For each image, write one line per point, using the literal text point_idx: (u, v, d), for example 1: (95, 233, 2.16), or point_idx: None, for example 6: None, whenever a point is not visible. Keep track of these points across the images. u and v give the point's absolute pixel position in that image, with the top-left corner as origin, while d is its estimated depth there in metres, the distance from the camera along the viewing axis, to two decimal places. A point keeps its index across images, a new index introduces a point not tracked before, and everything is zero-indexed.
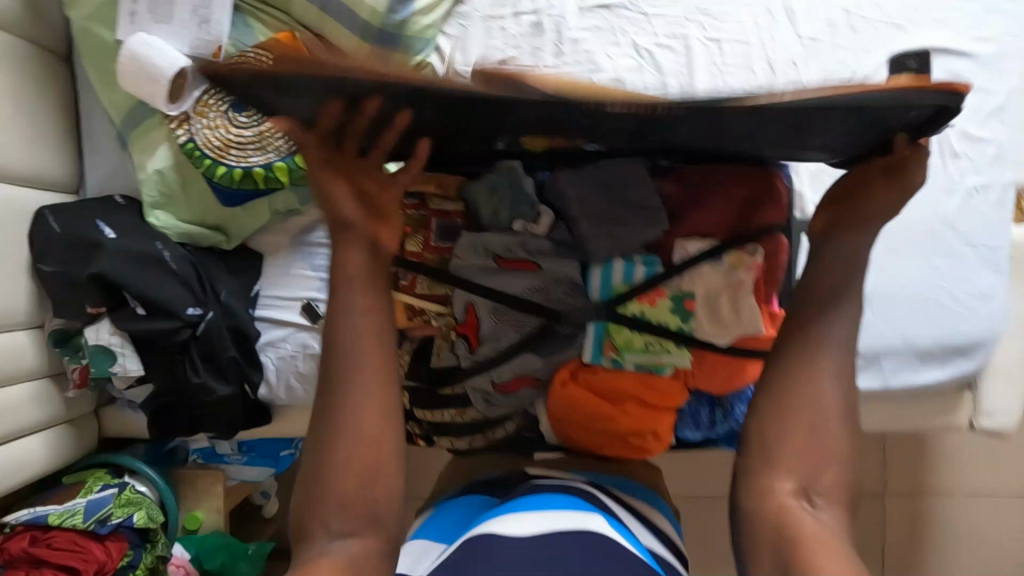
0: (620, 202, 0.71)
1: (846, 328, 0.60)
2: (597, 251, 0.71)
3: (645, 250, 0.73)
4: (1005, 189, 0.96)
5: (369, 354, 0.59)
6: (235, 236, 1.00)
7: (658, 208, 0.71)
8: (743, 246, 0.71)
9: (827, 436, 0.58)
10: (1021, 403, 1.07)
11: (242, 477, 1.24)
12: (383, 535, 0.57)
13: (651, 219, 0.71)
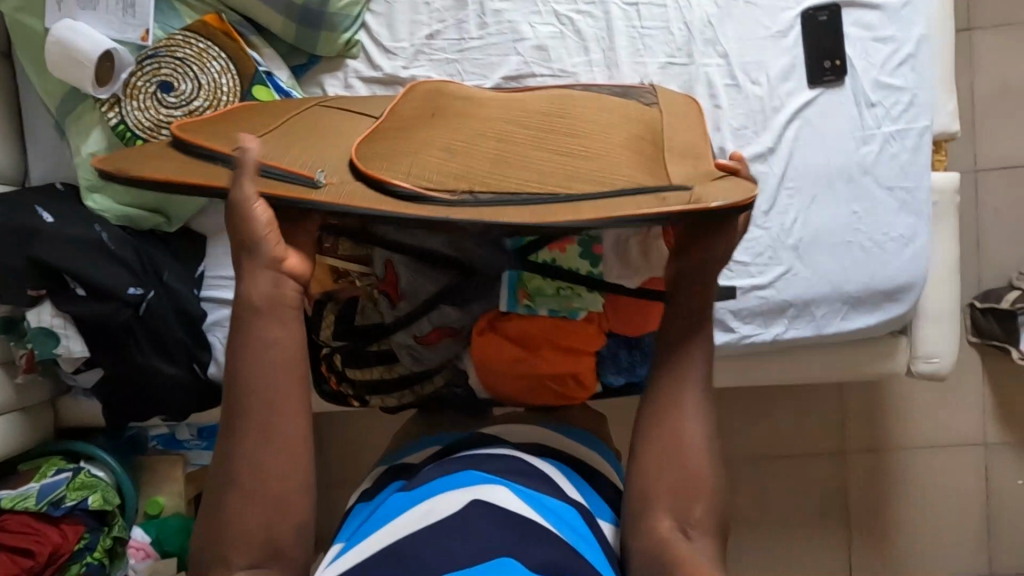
0: None
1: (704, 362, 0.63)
2: None
3: None
4: (921, 135, 1.00)
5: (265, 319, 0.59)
6: (176, 218, 1.02)
7: None
8: None
9: (695, 468, 0.61)
10: (955, 344, 1.10)
11: (202, 462, 1.26)
12: (299, 478, 0.58)
13: None
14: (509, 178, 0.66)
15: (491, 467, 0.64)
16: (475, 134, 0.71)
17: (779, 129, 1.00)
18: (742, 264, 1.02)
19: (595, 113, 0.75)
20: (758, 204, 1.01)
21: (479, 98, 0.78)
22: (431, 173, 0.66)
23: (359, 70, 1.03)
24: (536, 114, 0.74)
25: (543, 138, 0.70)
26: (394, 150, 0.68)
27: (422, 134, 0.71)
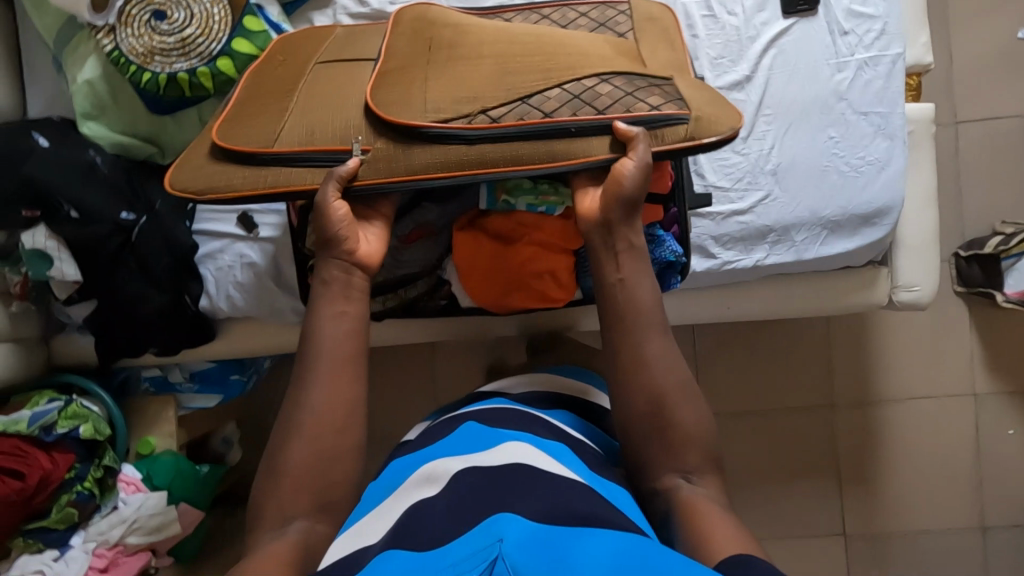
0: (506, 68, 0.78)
1: (652, 289, 0.72)
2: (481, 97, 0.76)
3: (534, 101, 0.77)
4: (893, 62, 1.02)
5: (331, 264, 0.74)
6: (167, 148, 1.05)
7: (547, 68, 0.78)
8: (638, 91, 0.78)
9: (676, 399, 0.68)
10: (935, 273, 1.11)
11: (194, 406, 1.27)
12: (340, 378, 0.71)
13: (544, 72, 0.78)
14: (516, 108, 0.76)
15: (491, 419, 0.72)
16: (475, 65, 0.79)
17: (755, 58, 1.03)
18: (722, 190, 1.04)
19: (576, 42, 0.80)
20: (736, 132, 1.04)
21: (475, 33, 0.83)
22: (446, 108, 0.76)
23: (347, 7, 1.06)
24: (523, 40, 0.81)
25: (535, 64, 0.79)
26: (408, 93, 0.78)
27: (427, 70, 0.79)
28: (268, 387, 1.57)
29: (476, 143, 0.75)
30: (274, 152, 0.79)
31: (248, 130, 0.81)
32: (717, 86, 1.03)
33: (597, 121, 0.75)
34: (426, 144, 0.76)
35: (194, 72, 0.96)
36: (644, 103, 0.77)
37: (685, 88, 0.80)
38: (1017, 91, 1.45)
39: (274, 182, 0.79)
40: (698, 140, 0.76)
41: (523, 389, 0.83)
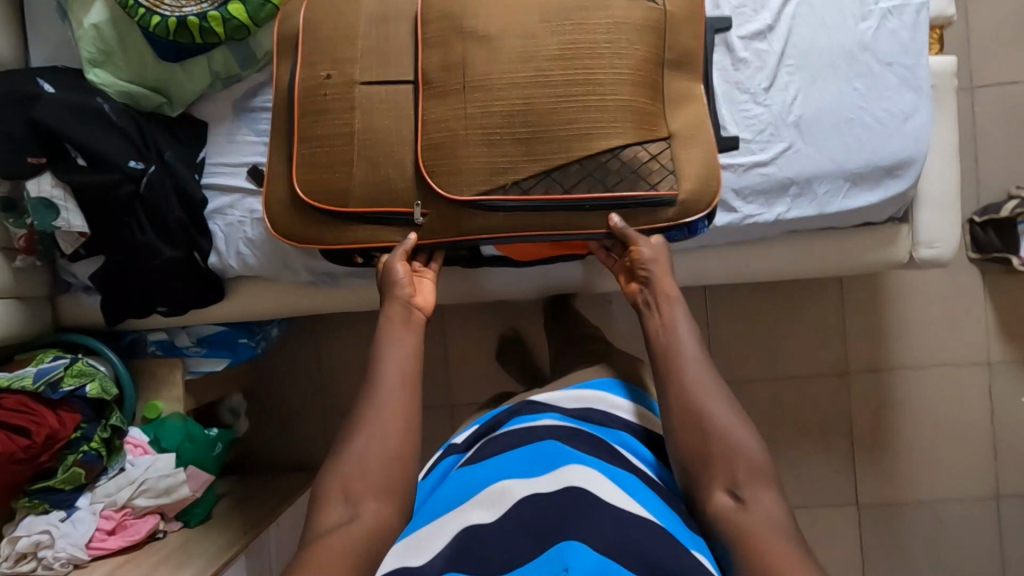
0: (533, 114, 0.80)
1: (693, 346, 0.78)
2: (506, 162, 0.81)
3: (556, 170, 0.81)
4: (918, 12, 1.01)
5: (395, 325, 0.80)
6: (176, 99, 1.02)
7: (569, 124, 0.80)
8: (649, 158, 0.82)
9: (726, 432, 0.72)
10: (958, 228, 1.10)
11: (201, 370, 1.24)
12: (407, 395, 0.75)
13: (567, 132, 0.80)
14: (539, 178, 0.81)
15: (563, 435, 0.78)
16: (504, 123, 0.80)
17: (777, 7, 1.01)
18: (744, 141, 1.02)
19: (599, 86, 0.80)
20: (759, 82, 1.02)
21: (504, 53, 0.80)
22: (479, 177, 0.81)
23: None
24: (550, 86, 0.80)
25: (558, 127, 0.80)
26: (441, 151, 0.81)
27: (460, 126, 0.80)
28: (277, 358, 1.55)
29: (510, 214, 0.82)
30: (352, 211, 0.83)
31: (323, 181, 0.83)
32: (737, 36, 1.02)
33: (607, 200, 0.81)
34: (467, 216, 0.82)
35: (205, 16, 0.94)
36: (645, 182, 0.82)
37: (684, 151, 0.83)
38: None
39: (350, 237, 0.84)
40: (687, 219, 0.83)
41: (579, 403, 0.87)
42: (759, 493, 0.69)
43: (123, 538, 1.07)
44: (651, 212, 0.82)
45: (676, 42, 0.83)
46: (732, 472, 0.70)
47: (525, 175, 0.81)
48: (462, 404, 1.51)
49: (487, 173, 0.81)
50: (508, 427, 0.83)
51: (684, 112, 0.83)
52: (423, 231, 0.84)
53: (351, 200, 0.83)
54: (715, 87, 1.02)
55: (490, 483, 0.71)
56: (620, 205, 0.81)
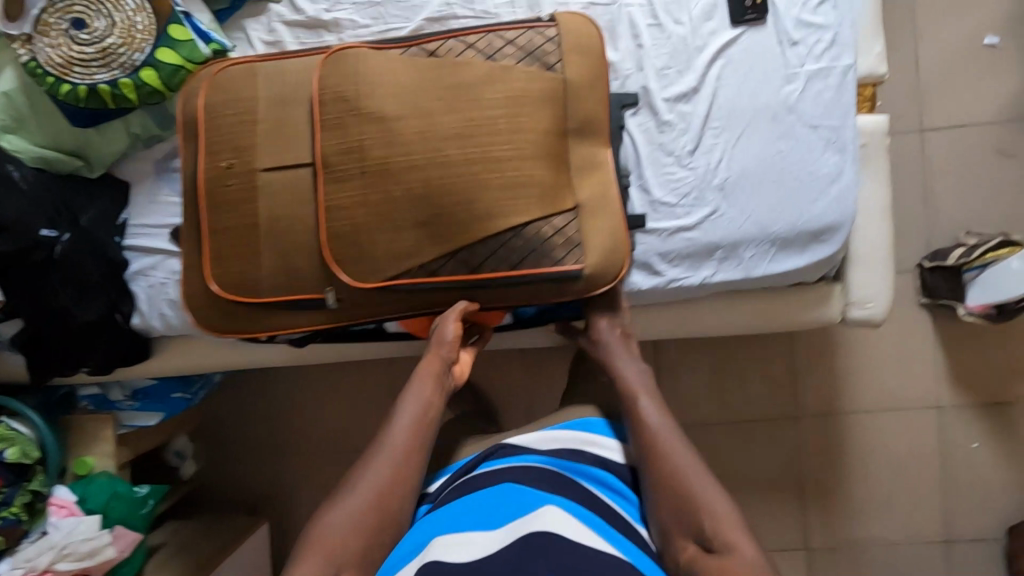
0: (428, 192, 0.73)
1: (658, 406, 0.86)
2: (404, 241, 0.73)
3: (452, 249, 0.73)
4: (845, 73, 0.99)
5: (425, 387, 0.85)
6: (96, 162, 1.01)
7: (468, 202, 0.72)
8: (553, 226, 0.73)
9: (701, 488, 0.80)
10: (890, 287, 1.09)
11: (135, 423, 1.23)
12: None
13: (465, 210, 0.72)
14: (437, 258, 0.73)
15: (540, 480, 0.80)
16: (404, 208, 0.73)
17: (702, 68, 0.99)
18: (668, 205, 1.01)
19: (496, 159, 0.73)
20: (683, 145, 1.00)
21: (400, 132, 0.73)
22: (377, 259, 0.74)
23: (281, 13, 1.03)
24: (450, 166, 0.73)
25: (458, 206, 0.72)
26: (334, 234, 0.74)
27: (358, 213, 0.73)
28: (226, 399, 1.54)
29: (418, 296, 0.75)
30: (265, 299, 0.76)
31: (236, 266, 0.76)
32: (661, 98, 1.00)
33: (512, 277, 0.73)
34: (366, 300, 0.75)
35: (116, 83, 0.93)
36: (549, 259, 0.73)
37: (590, 222, 0.74)
38: (985, 99, 1.42)
39: (262, 321, 0.77)
40: (594, 293, 0.75)
41: (569, 441, 0.88)
42: (732, 541, 0.75)
43: None
44: (563, 289, 0.74)
45: (577, 110, 0.75)
46: (699, 523, 0.77)
47: (421, 256, 0.73)
48: None
49: (383, 256, 0.73)
50: (481, 466, 0.86)
51: (591, 181, 0.75)
52: (338, 312, 0.76)
53: (262, 287, 0.76)
54: (639, 150, 1.00)
55: (456, 533, 0.74)
56: (525, 280, 0.74)
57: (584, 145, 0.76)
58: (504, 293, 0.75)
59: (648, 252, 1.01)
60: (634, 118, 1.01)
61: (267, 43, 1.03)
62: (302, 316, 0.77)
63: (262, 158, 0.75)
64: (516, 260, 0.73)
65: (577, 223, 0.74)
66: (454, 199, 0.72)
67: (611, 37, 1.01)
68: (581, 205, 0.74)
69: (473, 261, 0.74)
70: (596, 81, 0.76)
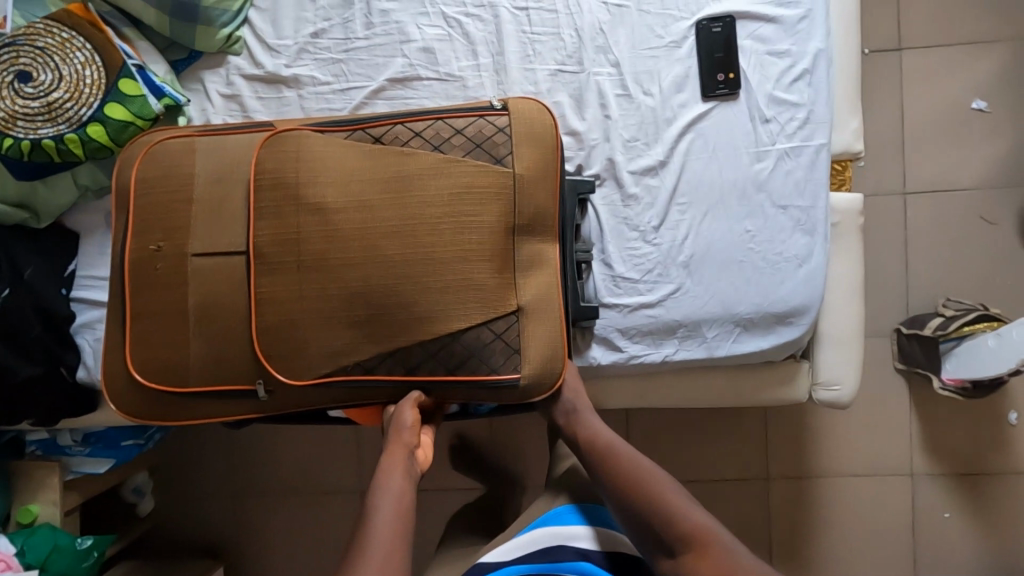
0: (365, 292, 0.75)
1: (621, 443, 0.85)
2: (338, 339, 0.76)
3: (387, 351, 0.76)
4: (817, 152, 0.96)
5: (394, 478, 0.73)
6: (44, 214, 0.98)
7: (408, 304, 0.76)
8: (492, 330, 0.77)
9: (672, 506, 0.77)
10: (858, 369, 1.06)
11: (83, 470, 1.19)
12: None
13: (402, 312, 0.76)
14: (375, 356, 0.76)
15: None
16: (341, 307, 0.76)
17: (671, 141, 0.96)
18: (630, 281, 0.98)
19: (430, 257, 0.76)
20: (648, 220, 0.97)
21: (340, 227, 0.76)
22: (314, 356, 0.76)
23: (241, 66, 1.00)
24: (391, 266, 0.76)
25: (396, 307, 0.76)
26: (273, 331, 0.76)
27: (296, 311, 0.76)
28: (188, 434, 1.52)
29: (351, 391, 0.78)
30: (192, 389, 0.77)
31: (163, 356, 0.77)
32: (628, 170, 0.97)
33: (448, 381, 0.77)
34: (296, 395, 0.78)
35: (61, 138, 0.90)
36: (486, 366, 0.77)
37: (531, 327, 0.78)
38: (971, 164, 1.39)
39: (187, 408, 0.79)
40: (530, 400, 0.79)
41: (550, 538, 0.87)
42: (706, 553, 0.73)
43: None
44: (499, 395, 0.78)
45: (526, 206, 0.78)
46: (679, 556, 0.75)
47: (359, 354, 0.76)
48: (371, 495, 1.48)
49: (321, 351, 0.76)
50: None
51: (534, 282, 0.79)
52: (268, 405, 0.78)
53: (189, 377, 0.77)
54: (603, 223, 0.98)
55: None
56: (461, 384, 0.77)
57: (532, 241, 0.79)
58: (440, 394, 0.79)
59: (604, 325, 0.98)
60: (598, 190, 0.98)
61: (226, 97, 1.00)
62: (228, 403, 0.79)
63: (193, 242, 0.77)
64: (453, 365, 0.77)
65: (518, 327, 0.78)
66: (393, 298, 0.76)
67: (578, 106, 0.98)
68: (523, 307, 0.78)
69: (411, 361, 0.77)
70: (541, 179, 0.78)
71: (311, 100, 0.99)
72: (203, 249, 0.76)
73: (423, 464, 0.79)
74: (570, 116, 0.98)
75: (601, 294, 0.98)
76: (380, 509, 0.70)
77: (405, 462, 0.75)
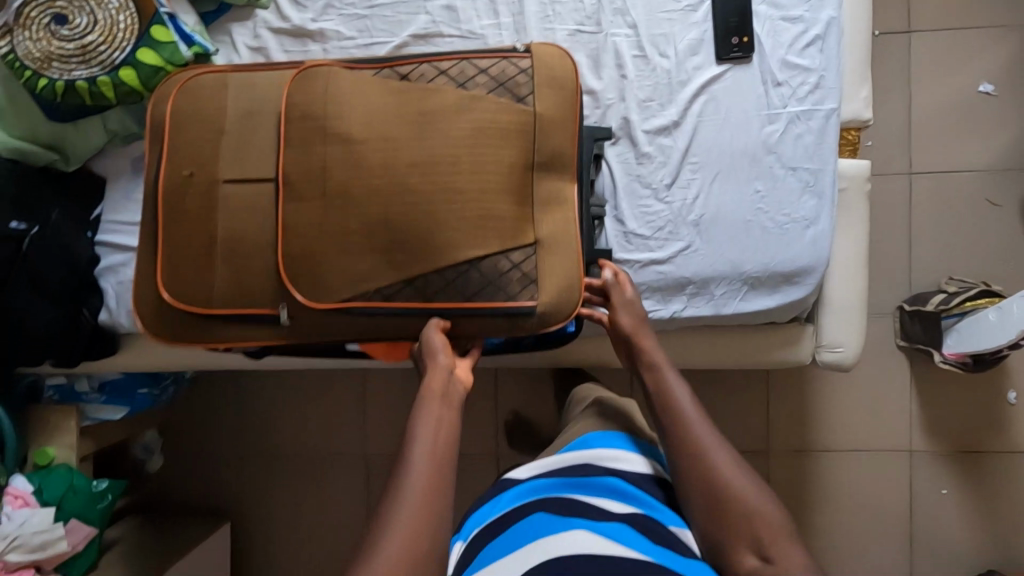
0: (388, 219, 0.79)
1: (680, 388, 0.84)
2: (361, 263, 0.80)
3: (406, 278, 0.80)
4: (827, 117, 0.98)
5: (432, 412, 0.77)
6: (73, 157, 1.01)
7: (428, 233, 0.79)
8: (510, 259, 0.81)
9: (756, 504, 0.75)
10: (862, 332, 1.08)
11: (99, 417, 1.23)
12: None
13: (423, 240, 0.79)
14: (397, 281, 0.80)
15: (552, 504, 0.81)
16: (363, 233, 0.79)
17: (684, 102, 0.99)
18: (642, 237, 1.00)
19: (451, 187, 0.79)
20: (661, 178, 1.00)
21: (365, 159, 0.79)
22: (339, 281, 0.80)
23: (268, 20, 1.03)
24: (411, 194, 0.79)
25: (415, 235, 0.79)
26: (298, 257, 0.80)
27: (317, 241, 0.79)
28: (199, 394, 1.54)
29: (372, 319, 0.82)
30: (218, 309, 0.83)
31: (191, 278, 0.82)
32: (642, 130, 0.99)
33: (468, 308, 0.81)
34: (318, 323, 0.82)
35: (94, 80, 0.93)
36: (504, 294, 0.81)
37: (547, 257, 0.82)
38: (976, 145, 1.41)
39: (207, 329, 0.84)
40: (547, 329, 0.82)
41: (577, 459, 0.88)
42: (787, 550, 0.72)
43: None
44: (515, 323, 0.81)
45: (545, 143, 0.81)
46: (756, 536, 0.74)
47: (381, 279, 0.80)
48: (376, 457, 1.49)
49: (346, 274, 0.80)
50: (498, 505, 0.86)
51: (552, 217, 0.82)
52: (288, 330, 0.83)
53: (215, 298, 0.82)
54: (617, 180, 1.00)
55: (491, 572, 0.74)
56: (481, 312, 0.81)
57: (551, 179, 0.83)
58: (462, 322, 0.82)
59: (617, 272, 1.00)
60: (613, 148, 1.00)
61: (253, 49, 1.03)
62: (247, 327, 0.83)
63: (223, 170, 0.82)
64: (473, 292, 0.81)
65: (535, 259, 0.81)
66: (416, 226, 0.79)
67: (595, 66, 1.00)
68: (540, 240, 0.82)
69: (432, 290, 0.81)
70: (560, 121, 0.82)
71: (335, 54, 1.02)
72: (234, 177, 0.81)
73: (465, 386, 0.83)
74: (588, 75, 1.01)
75: (613, 250, 1.00)
76: (419, 438, 0.76)
77: (443, 389, 0.79)
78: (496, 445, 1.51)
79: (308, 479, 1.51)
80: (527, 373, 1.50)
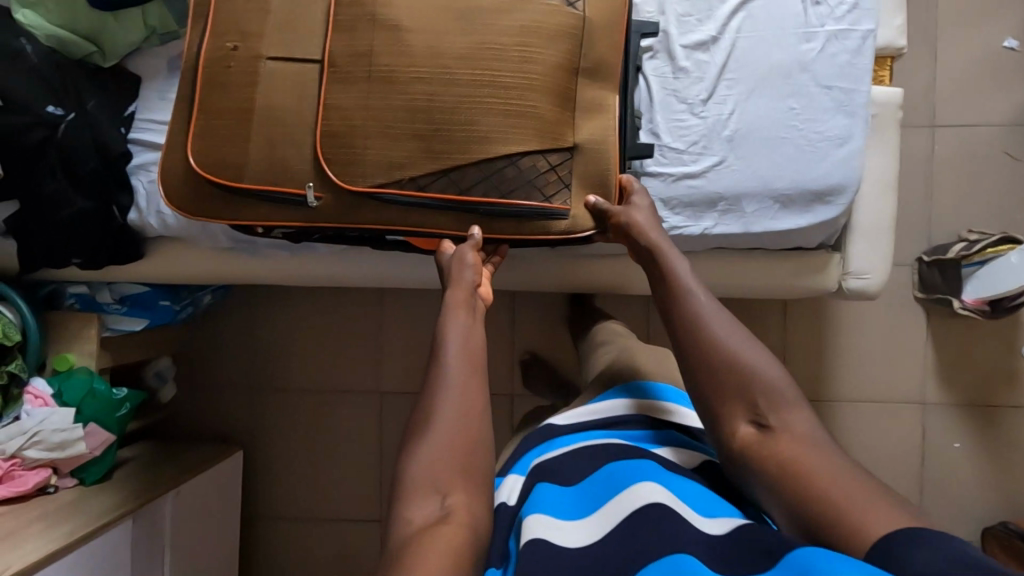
0: (433, 110, 0.86)
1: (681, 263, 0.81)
2: (400, 144, 0.87)
3: (446, 168, 0.87)
4: (864, 38, 0.99)
5: (458, 312, 0.79)
6: (111, 52, 1.01)
7: (469, 120, 0.86)
8: (547, 158, 0.89)
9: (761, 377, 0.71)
10: (890, 261, 1.09)
11: (120, 328, 1.23)
12: None
13: (463, 123, 0.86)
14: (438, 166, 0.87)
15: (594, 450, 0.79)
16: (404, 118, 0.87)
17: (723, 18, 1.00)
18: (676, 151, 1.01)
19: (498, 85, 0.86)
20: (696, 93, 1.00)
21: (413, 46, 0.86)
22: (381, 163, 0.87)
23: None
24: (457, 86, 0.86)
25: (457, 127, 0.87)
26: (347, 134, 0.87)
27: (358, 118, 0.87)
28: (214, 325, 1.53)
29: (404, 209, 0.88)
30: (245, 186, 0.89)
31: (225, 154, 0.88)
32: (679, 44, 1.00)
33: (503, 206, 0.88)
34: (364, 206, 0.88)
35: None
36: (539, 194, 0.89)
37: (582, 162, 0.90)
38: (998, 102, 1.43)
39: (237, 204, 0.90)
40: (573, 233, 0.91)
41: (607, 415, 0.87)
42: (786, 416, 0.69)
43: (8, 488, 1.05)
44: (548, 224, 0.90)
45: (591, 50, 0.89)
46: (750, 400, 0.70)
47: (424, 163, 0.87)
48: (390, 393, 1.49)
49: (387, 155, 0.87)
50: (534, 456, 0.83)
51: (593, 123, 0.90)
52: (317, 213, 0.89)
53: (245, 176, 0.88)
54: (653, 94, 1.01)
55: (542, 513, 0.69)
56: (515, 211, 0.89)
57: (595, 86, 0.90)
58: (493, 220, 0.89)
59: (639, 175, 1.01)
60: (650, 62, 1.02)
61: None
62: (270, 208, 0.89)
63: (266, 47, 0.88)
64: (510, 188, 0.88)
65: (570, 164, 0.90)
66: (461, 110, 0.86)
67: None
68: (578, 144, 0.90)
69: (471, 177, 0.88)
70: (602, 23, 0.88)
71: None
72: (276, 53, 0.88)
73: (484, 303, 0.86)
74: None
75: (648, 162, 1.00)
76: (451, 342, 0.75)
77: (467, 301, 0.81)
78: (511, 385, 1.50)
79: (321, 413, 1.50)
80: (545, 314, 1.49)
